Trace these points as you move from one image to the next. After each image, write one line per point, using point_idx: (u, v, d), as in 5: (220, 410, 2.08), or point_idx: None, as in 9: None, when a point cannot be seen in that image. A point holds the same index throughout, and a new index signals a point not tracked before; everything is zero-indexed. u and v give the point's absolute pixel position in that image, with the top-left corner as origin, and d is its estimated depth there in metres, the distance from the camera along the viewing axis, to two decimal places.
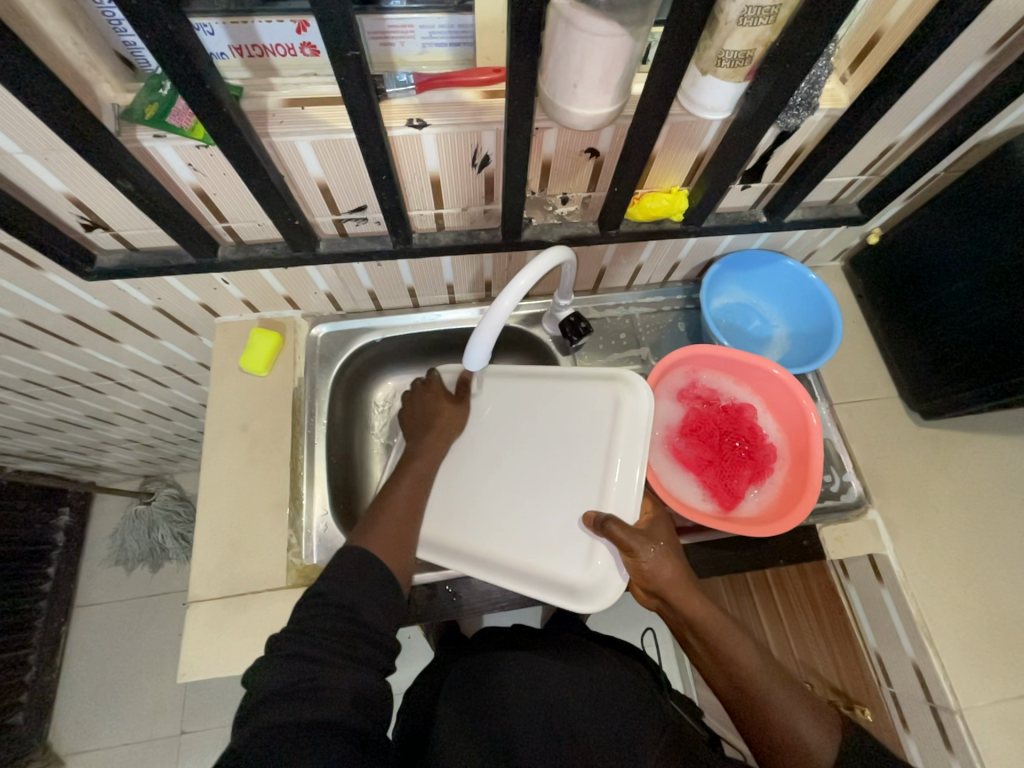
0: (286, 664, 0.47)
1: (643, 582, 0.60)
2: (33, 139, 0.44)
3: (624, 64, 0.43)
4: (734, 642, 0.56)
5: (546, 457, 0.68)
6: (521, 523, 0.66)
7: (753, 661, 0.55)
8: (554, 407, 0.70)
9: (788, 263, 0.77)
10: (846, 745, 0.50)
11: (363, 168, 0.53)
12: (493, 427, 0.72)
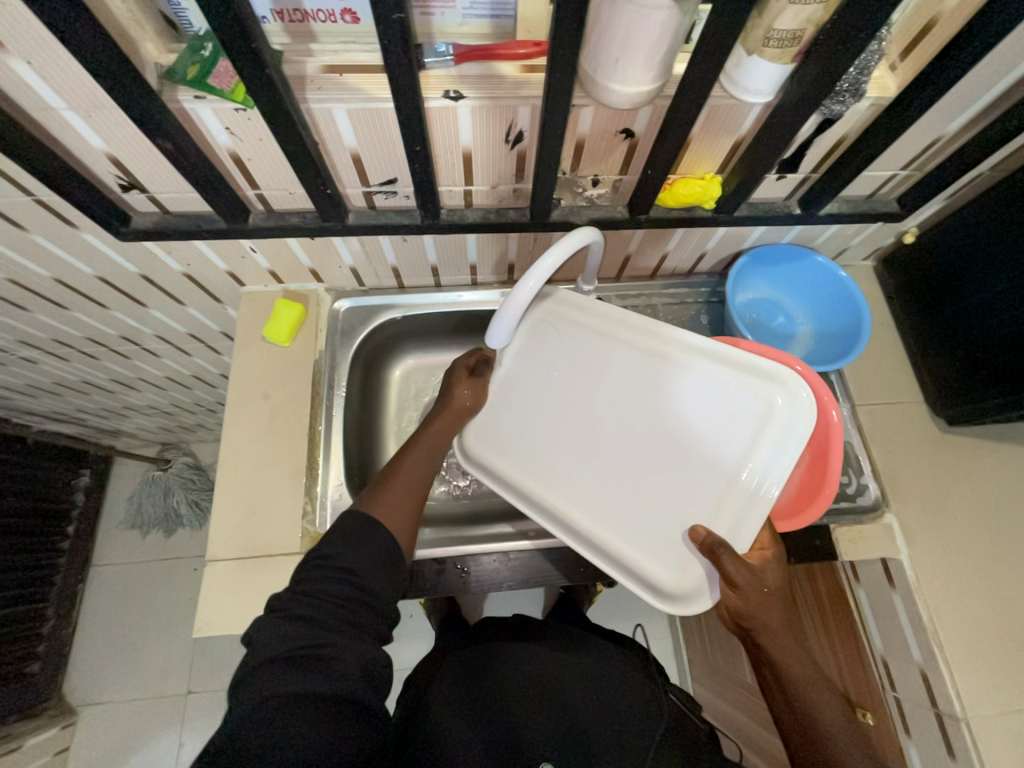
0: (292, 628, 0.47)
1: (737, 617, 0.54)
2: (77, 94, 0.45)
3: (669, 41, 0.42)
4: (820, 703, 0.52)
5: (671, 447, 0.59)
6: (614, 501, 0.59)
7: (836, 729, 0.51)
8: (684, 388, 0.60)
9: (818, 258, 0.76)
10: None
11: (398, 139, 0.53)
12: (623, 395, 0.62)
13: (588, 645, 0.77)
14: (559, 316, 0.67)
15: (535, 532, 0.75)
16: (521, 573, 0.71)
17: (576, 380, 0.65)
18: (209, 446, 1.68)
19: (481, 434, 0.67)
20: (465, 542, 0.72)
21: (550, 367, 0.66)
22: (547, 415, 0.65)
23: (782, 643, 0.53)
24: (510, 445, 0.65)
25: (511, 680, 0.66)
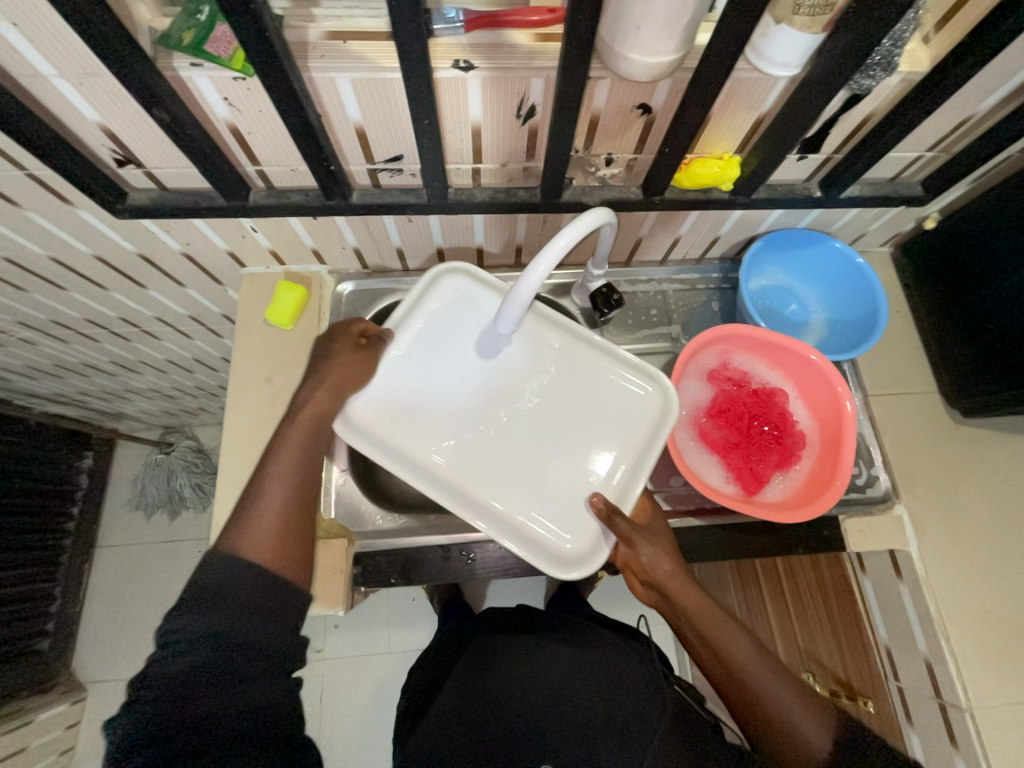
0: (155, 711, 0.44)
1: (643, 576, 0.61)
2: (67, 60, 0.42)
3: (694, 6, 0.39)
4: (732, 640, 0.56)
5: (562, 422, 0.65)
6: (509, 470, 0.63)
7: (750, 662, 0.55)
8: (584, 375, 0.67)
9: (836, 244, 0.73)
10: (840, 746, 0.51)
11: (405, 112, 0.50)
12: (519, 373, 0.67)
13: (591, 637, 0.76)
14: (477, 296, 0.69)
15: None
16: (527, 561, 0.71)
17: (486, 363, 0.67)
18: (212, 430, 1.68)
19: (369, 409, 0.64)
20: (471, 530, 0.71)
21: (456, 343, 0.68)
22: (449, 388, 0.66)
23: (684, 589, 0.59)
24: (393, 420, 0.64)
25: (507, 681, 0.66)
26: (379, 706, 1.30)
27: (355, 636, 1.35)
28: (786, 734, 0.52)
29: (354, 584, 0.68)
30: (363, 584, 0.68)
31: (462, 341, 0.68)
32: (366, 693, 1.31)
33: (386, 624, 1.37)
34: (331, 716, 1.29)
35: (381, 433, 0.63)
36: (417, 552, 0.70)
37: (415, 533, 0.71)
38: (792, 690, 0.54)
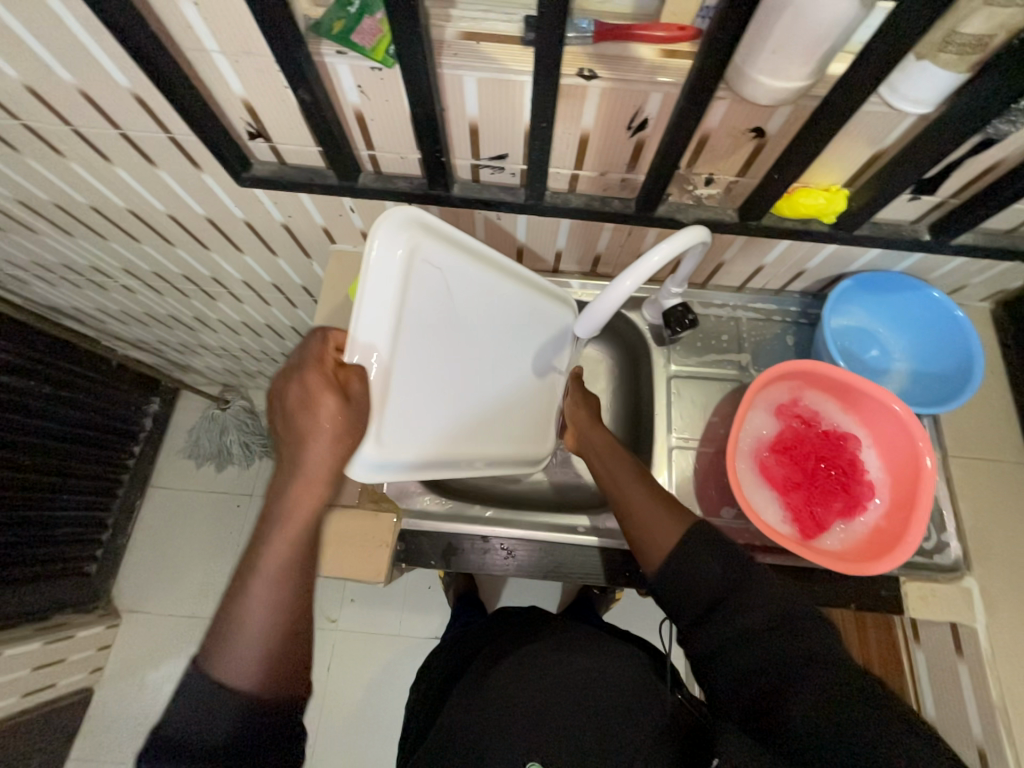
0: None
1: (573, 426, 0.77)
2: (231, 39, 0.47)
3: (837, 36, 0.39)
4: (620, 463, 0.68)
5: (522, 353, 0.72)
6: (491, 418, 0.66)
7: (628, 479, 0.66)
8: (531, 306, 0.68)
9: (934, 292, 0.70)
10: (689, 531, 0.58)
11: (521, 113, 0.52)
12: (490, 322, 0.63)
13: (589, 639, 0.75)
14: (422, 246, 0.54)
15: (585, 529, 0.72)
16: (563, 566, 0.71)
17: (444, 317, 0.58)
18: (265, 394, 1.76)
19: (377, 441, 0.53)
20: (512, 526, 0.72)
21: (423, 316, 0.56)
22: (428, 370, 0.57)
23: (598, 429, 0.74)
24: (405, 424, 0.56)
25: (504, 689, 0.66)
26: (381, 684, 1.33)
27: (369, 612, 1.39)
28: (639, 521, 0.62)
29: (395, 559, 0.70)
30: (403, 562, 0.70)
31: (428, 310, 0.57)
32: (372, 669, 1.34)
33: (399, 606, 1.39)
34: (336, 685, 1.32)
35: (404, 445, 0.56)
36: (458, 540, 0.72)
37: (459, 520, 0.72)
38: (662, 498, 0.63)
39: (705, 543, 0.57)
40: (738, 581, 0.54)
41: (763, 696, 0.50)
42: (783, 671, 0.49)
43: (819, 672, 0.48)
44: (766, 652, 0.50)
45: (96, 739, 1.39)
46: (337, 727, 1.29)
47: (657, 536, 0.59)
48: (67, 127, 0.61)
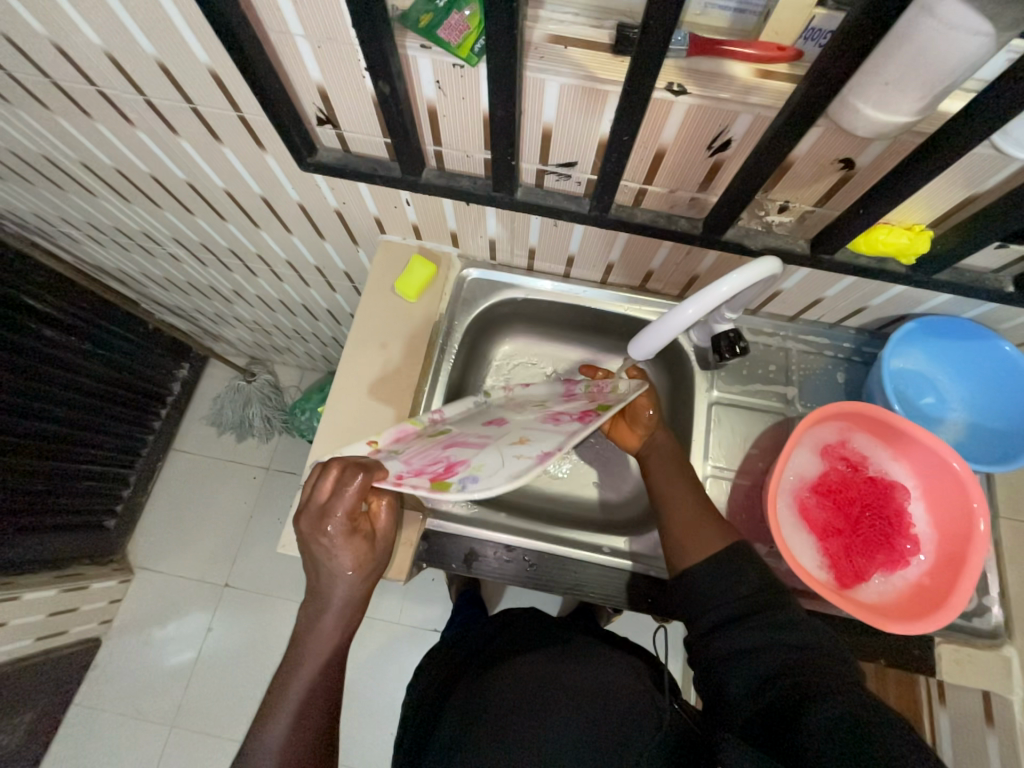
0: None
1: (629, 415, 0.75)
2: (317, 24, 0.46)
3: (959, 74, 0.37)
4: (679, 473, 0.67)
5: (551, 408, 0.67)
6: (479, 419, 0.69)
7: (685, 493, 0.65)
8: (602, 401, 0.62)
9: (1005, 344, 0.66)
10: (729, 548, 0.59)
11: (599, 123, 0.51)
12: (536, 428, 0.60)
13: (587, 650, 0.74)
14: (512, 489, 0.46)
15: (609, 549, 0.71)
16: (585, 585, 0.69)
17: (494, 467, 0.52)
18: (290, 370, 1.77)
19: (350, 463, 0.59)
20: (535, 537, 0.71)
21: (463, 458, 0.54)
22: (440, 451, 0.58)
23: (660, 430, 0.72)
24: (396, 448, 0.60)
25: (496, 691, 0.68)
26: (377, 668, 1.34)
27: (372, 597, 1.39)
28: (691, 531, 0.62)
29: (416, 558, 0.70)
30: (424, 561, 0.70)
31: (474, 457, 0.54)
32: (370, 655, 1.35)
33: (401, 595, 1.40)
34: None
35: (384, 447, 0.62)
36: (481, 545, 0.71)
37: (484, 525, 0.71)
38: (708, 513, 0.63)
39: (745, 559, 0.58)
40: (771, 594, 0.55)
41: (779, 706, 0.48)
42: (807, 683, 0.47)
43: (844, 696, 0.46)
44: (784, 653, 0.50)
45: (100, 688, 1.43)
46: None
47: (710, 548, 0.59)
48: (140, 96, 0.61)
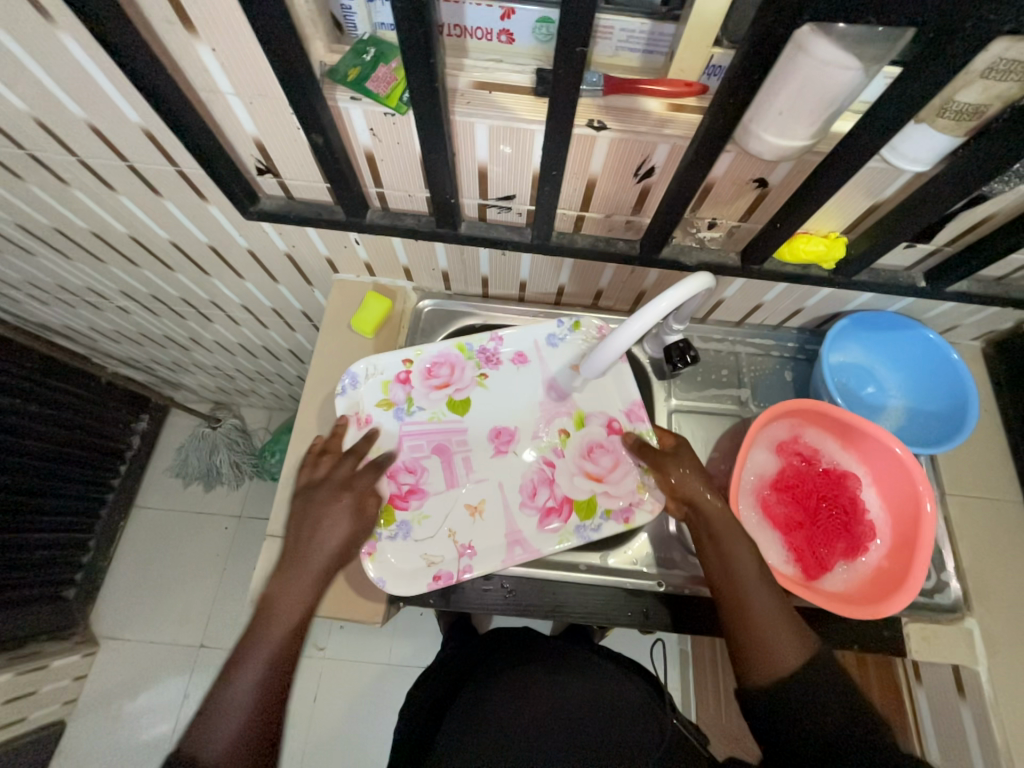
0: None
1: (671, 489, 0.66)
2: (246, 83, 0.47)
3: (841, 100, 0.40)
4: (740, 551, 0.58)
5: (553, 457, 0.72)
6: (513, 388, 0.74)
7: (758, 596, 0.57)
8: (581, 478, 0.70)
9: (929, 332, 0.71)
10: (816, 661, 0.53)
11: (529, 158, 0.53)
12: (508, 496, 0.69)
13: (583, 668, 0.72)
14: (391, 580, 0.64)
15: (587, 567, 0.70)
16: (566, 604, 0.69)
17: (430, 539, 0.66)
18: (257, 412, 1.73)
19: (372, 390, 0.71)
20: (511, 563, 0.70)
21: (422, 493, 0.68)
22: (429, 453, 0.70)
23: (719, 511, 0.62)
24: (409, 402, 0.71)
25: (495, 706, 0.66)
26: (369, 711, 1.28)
27: (358, 641, 1.34)
28: (760, 635, 0.55)
29: (393, 598, 0.68)
30: (401, 601, 0.68)
31: (427, 501, 0.68)
32: (360, 703, 1.29)
33: (389, 635, 1.35)
34: (322, 718, 1.27)
35: (411, 383, 0.72)
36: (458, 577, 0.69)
37: None
38: (786, 619, 0.55)
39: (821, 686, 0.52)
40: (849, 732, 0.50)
41: None
42: None
43: None
44: None
45: None
46: (321, 764, 1.23)
47: (784, 665, 0.53)
48: (74, 157, 0.61)
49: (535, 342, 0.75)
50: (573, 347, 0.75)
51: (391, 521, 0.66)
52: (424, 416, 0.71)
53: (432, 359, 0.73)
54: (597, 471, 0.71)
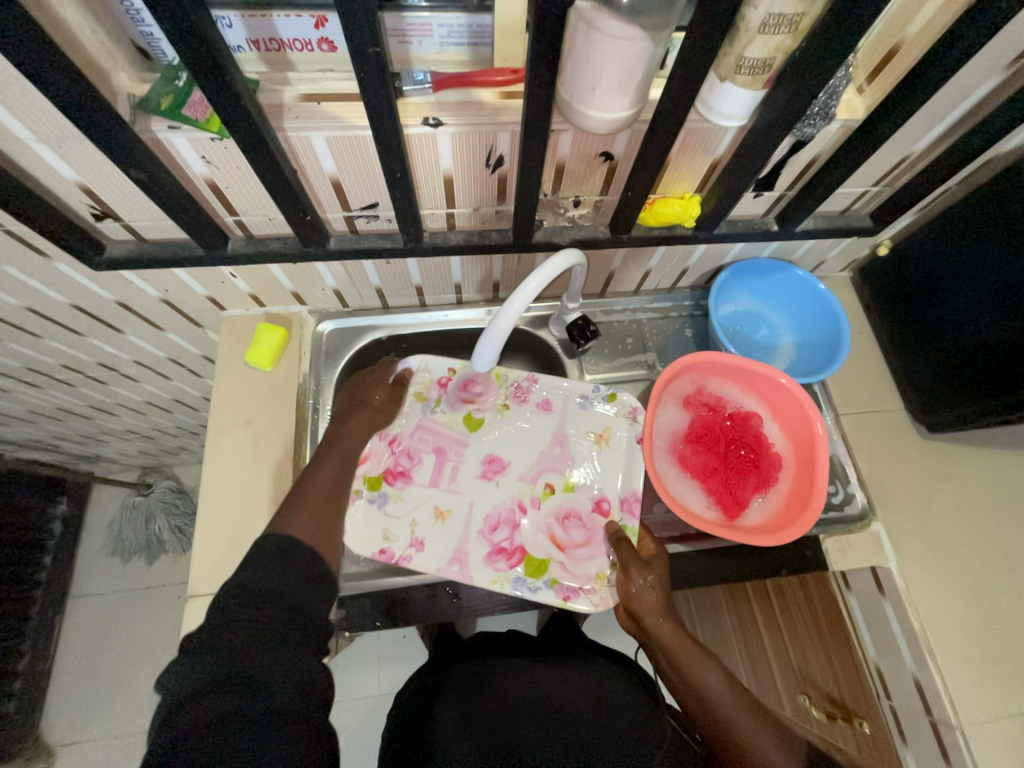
0: (218, 656, 0.44)
1: (626, 607, 0.65)
2: (47, 128, 0.44)
3: (643, 70, 0.43)
4: (707, 673, 0.59)
5: (528, 507, 0.71)
6: (527, 432, 0.74)
7: (736, 712, 0.56)
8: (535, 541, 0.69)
9: (797, 271, 0.77)
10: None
11: (376, 164, 0.53)
12: (473, 516, 0.70)
13: (576, 664, 0.73)
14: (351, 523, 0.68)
15: None
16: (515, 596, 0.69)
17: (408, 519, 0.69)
18: (193, 469, 1.62)
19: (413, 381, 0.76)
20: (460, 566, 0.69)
21: (408, 477, 0.72)
22: (429, 450, 0.73)
23: (669, 627, 0.62)
24: (438, 401, 0.75)
25: (500, 687, 0.66)
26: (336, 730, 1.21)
27: (343, 679, 1.25)
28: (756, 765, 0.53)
29: (338, 628, 0.66)
30: (348, 629, 0.66)
31: (410, 485, 0.71)
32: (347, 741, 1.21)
33: (376, 662, 1.27)
34: None
35: (446, 388, 0.76)
36: (403, 592, 0.68)
37: (403, 571, 0.69)
38: (764, 725, 0.55)
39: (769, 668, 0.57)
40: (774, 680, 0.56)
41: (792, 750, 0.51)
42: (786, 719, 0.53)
43: None
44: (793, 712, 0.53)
45: None
46: None
47: None
48: None
49: (567, 396, 0.76)
50: (599, 416, 0.75)
51: (377, 487, 0.70)
52: (441, 418, 0.75)
53: (473, 375, 0.76)
54: (563, 539, 0.69)
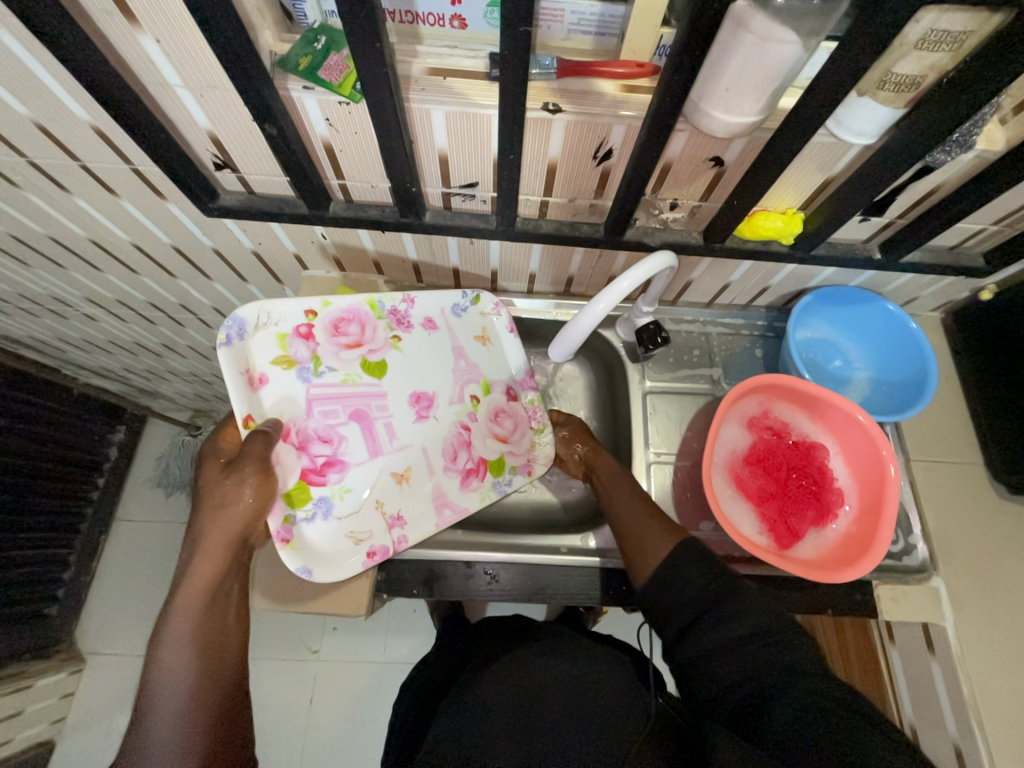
0: None
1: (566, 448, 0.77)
2: (196, 76, 0.47)
3: (784, 76, 0.41)
4: (614, 480, 0.68)
5: (468, 422, 0.74)
6: (429, 353, 0.74)
7: (630, 503, 0.64)
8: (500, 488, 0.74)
9: (888, 304, 0.73)
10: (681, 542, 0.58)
11: (489, 144, 0.53)
12: (429, 463, 0.71)
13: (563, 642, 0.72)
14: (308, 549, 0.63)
15: (569, 548, 0.72)
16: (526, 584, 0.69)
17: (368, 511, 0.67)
18: None
19: (265, 345, 0.65)
20: (492, 549, 0.70)
21: (342, 466, 0.67)
22: (346, 420, 0.68)
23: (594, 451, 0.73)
24: (316, 363, 0.67)
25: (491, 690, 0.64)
26: (320, 673, 1.26)
27: (351, 641, 1.29)
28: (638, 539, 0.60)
29: (377, 588, 0.69)
30: (386, 591, 0.68)
31: (348, 473, 0.67)
32: (348, 700, 1.25)
33: (384, 631, 1.30)
34: (318, 722, 1.22)
35: (319, 343, 0.68)
36: (439, 565, 0.70)
37: (444, 546, 0.70)
38: (651, 514, 0.62)
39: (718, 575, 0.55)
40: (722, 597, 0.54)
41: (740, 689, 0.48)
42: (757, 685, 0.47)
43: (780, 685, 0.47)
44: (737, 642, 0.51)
45: None
46: None
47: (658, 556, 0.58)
48: (22, 157, 0.58)
49: (443, 308, 0.75)
50: (471, 319, 0.77)
51: (306, 498, 0.64)
52: (335, 378, 0.68)
53: (342, 313, 0.69)
54: (503, 434, 0.76)
